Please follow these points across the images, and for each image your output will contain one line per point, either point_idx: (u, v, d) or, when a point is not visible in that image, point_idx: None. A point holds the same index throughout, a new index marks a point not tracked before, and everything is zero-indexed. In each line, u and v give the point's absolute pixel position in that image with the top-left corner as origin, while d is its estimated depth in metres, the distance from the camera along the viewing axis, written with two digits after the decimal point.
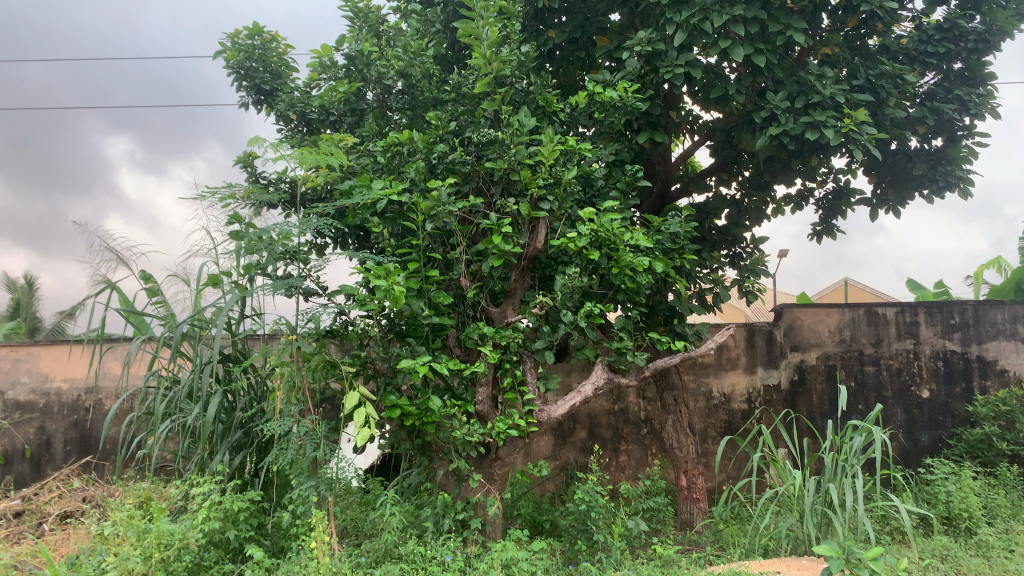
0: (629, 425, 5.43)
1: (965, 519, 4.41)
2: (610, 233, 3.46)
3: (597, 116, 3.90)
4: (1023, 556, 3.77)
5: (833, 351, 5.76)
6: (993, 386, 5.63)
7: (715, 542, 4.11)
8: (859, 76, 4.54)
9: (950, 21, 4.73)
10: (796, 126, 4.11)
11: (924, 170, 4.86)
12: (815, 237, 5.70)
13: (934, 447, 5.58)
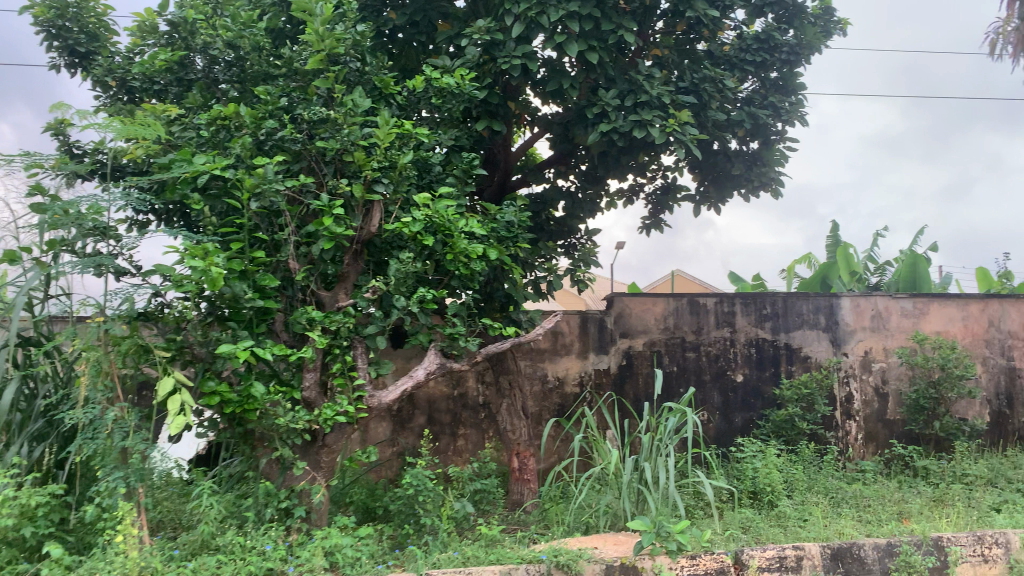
0: (467, 409, 5.48)
1: (768, 492, 4.82)
2: (445, 219, 3.47)
3: (435, 102, 3.89)
4: (813, 524, 4.17)
5: (659, 337, 6.08)
6: (796, 371, 6.16)
7: (540, 521, 4.25)
8: (685, 79, 4.81)
9: (767, 33, 5.10)
10: (625, 124, 4.33)
11: (741, 171, 5.26)
12: (645, 230, 6.00)
13: (745, 427, 6.04)
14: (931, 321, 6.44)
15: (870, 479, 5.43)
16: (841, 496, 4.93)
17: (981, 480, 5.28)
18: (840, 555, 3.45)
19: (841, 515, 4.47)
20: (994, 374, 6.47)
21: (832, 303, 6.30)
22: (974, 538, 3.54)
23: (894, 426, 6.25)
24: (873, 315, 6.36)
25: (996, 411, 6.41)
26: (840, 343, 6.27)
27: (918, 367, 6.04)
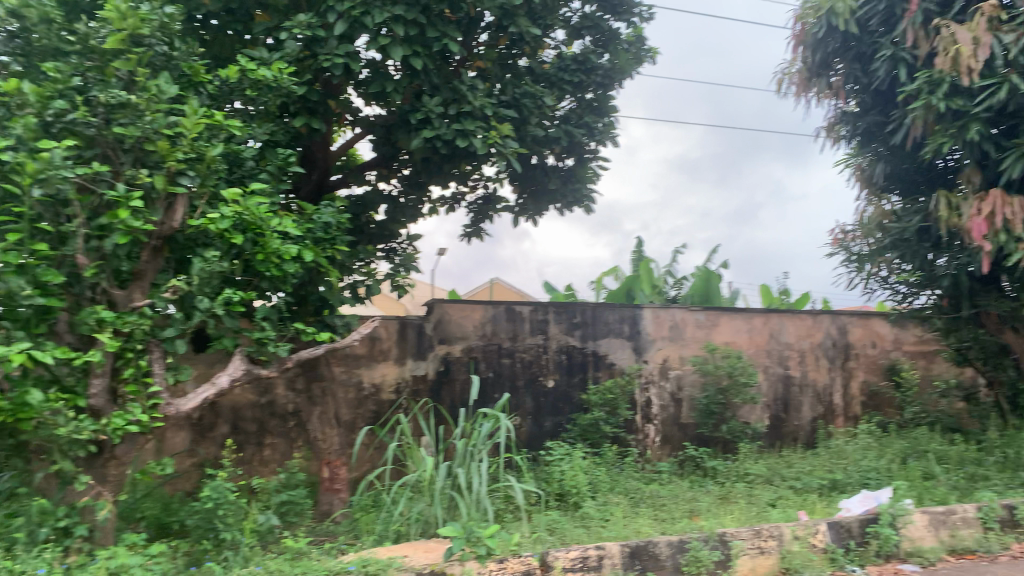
0: (275, 418, 5.25)
1: (574, 494, 5.02)
2: (256, 217, 3.34)
3: (249, 94, 3.72)
4: (614, 524, 4.39)
5: (476, 344, 6.15)
6: (603, 377, 6.47)
7: (349, 531, 4.16)
8: (506, 92, 4.90)
9: (584, 55, 5.36)
10: (447, 131, 4.36)
11: (557, 186, 5.51)
12: (466, 239, 6.05)
13: (554, 432, 6.26)
14: (721, 332, 7.00)
15: (666, 480, 5.79)
16: (640, 496, 5.23)
17: (760, 478, 5.80)
18: (636, 553, 3.66)
19: (640, 514, 4.74)
20: (773, 381, 7.14)
21: (635, 314, 6.68)
22: (752, 533, 3.82)
23: (687, 429, 6.72)
24: (670, 326, 6.82)
25: (774, 415, 7.07)
26: (642, 351, 6.66)
27: (709, 375, 6.55)
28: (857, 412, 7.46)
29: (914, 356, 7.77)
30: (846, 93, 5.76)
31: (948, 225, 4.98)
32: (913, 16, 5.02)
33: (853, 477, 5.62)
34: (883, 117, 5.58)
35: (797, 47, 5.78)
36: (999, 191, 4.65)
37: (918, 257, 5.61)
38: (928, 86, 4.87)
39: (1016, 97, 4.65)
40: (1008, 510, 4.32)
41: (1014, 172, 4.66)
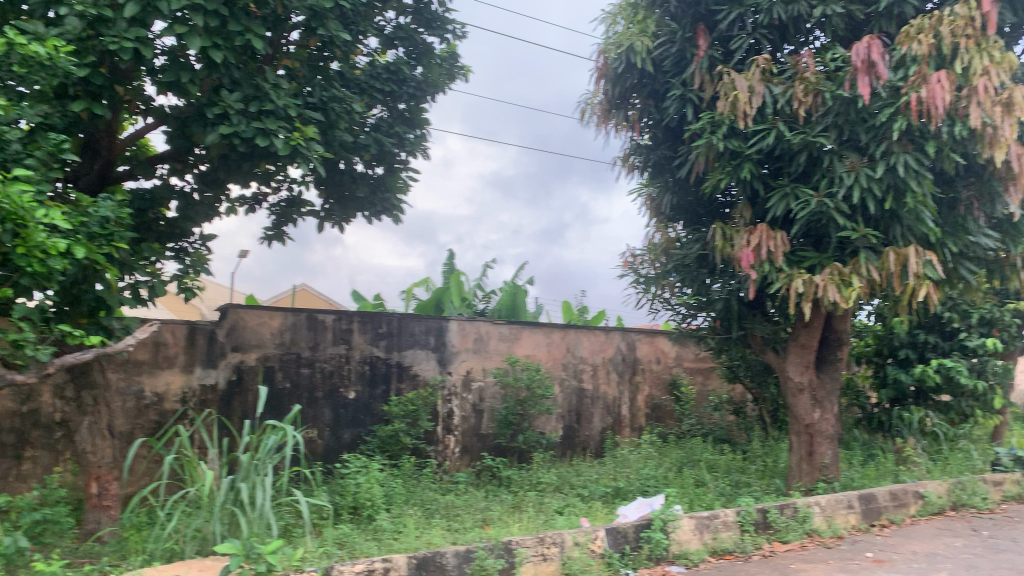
0: (37, 429, 4.76)
1: (368, 507, 4.95)
2: (18, 206, 3.03)
3: (18, 70, 3.37)
4: (407, 535, 4.38)
5: (273, 353, 5.92)
6: (405, 389, 6.46)
7: (116, 551, 3.85)
8: (314, 94, 4.78)
9: (397, 65, 5.35)
10: (247, 129, 4.18)
11: (364, 194, 5.46)
12: (266, 242, 5.82)
13: (352, 444, 6.15)
14: (523, 346, 7.21)
15: (461, 490, 5.86)
16: (434, 507, 5.25)
17: (550, 487, 6.02)
18: (423, 565, 3.67)
19: (432, 525, 4.76)
20: (568, 394, 7.46)
21: (440, 326, 6.73)
22: (537, 539, 3.97)
23: (486, 440, 6.85)
24: (475, 338, 6.93)
25: (567, 426, 7.39)
26: (445, 363, 6.72)
27: (509, 386, 6.75)
28: (642, 423, 7.97)
29: (694, 372, 8.42)
30: (641, 126, 6.17)
31: (723, 254, 5.47)
32: (700, 61, 5.47)
33: (634, 485, 5.99)
34: (672, 151, 6.06)
35: (599, 79, 6.12)
36: (765, 225, 5.14)
37: (696, 281, 6.09)
38: (710, 126, 5.33)
39: (781, 143, 5.19)
40: (762, 513, 4.78)
41: (778, 210, 5.21)
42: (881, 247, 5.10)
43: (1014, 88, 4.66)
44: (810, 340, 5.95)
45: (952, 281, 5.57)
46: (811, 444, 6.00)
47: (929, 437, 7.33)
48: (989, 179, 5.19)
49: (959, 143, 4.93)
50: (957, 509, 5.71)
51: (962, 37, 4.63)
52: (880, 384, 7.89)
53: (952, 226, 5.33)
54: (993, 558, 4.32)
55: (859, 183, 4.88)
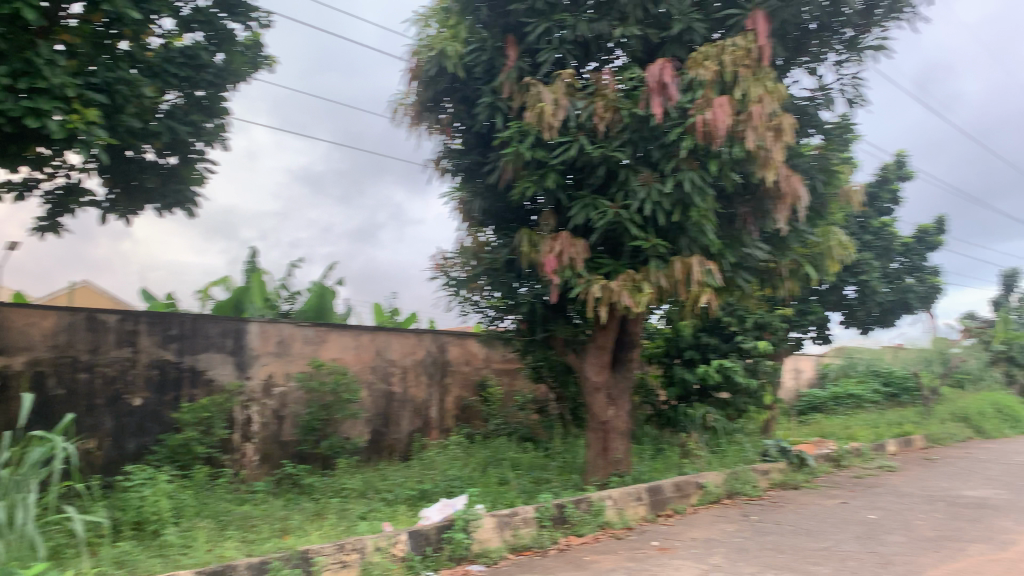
0: None
1: (153, 522, 4.61)
2: None
3: None
4: (196, 550, 4.12)
5: (45, 356, 5.36)
6: (199, 395, 6.07)
7: None
8: (96, 75, 4.40)
9: (193, 50, 5.03)
10: (14, 108, 3.77)
11: (154, 184, 5.09)
12: (38, 233, 5.26)
13: (138, 454, 5.69)
14: (329, 348, 7.01)
15: (259, 500, 5.60)
16: (229, 518, 4.98)
17: (353, 492, 5.91)
18: None
19: (225, 538, 4.50)
20: (375, 397, 7.35)
21: (239, 327, 6.39)
22: (336, 547, 3.88)
23: (288, 447, 6.57)
24: (278, 341, 6.64)
25: (374, 429, 7.28)
26: (244, 367, 6.39)
27: (313, 392, 6.71)
28: (450, 425, 8.02)
29: (501, 373, 8.60)
30: (452, 130, 6.23)
31: (528, 259, 5.64)
32: (509, 71, 5.61)
33: (439, 486, 6.02)
34: (482, 157, 6.16)
35: (412, 81, 6.11)
36: (567, 233, 5.41)
37: (502, 285, 6.22)
38: (517, 134, 5.47)
39: (583, 155, 5.43)
40: (559, 509, 4.98)
41: (579, 219, 5.45)
42: (669, 256, 5.47)
43: (783, 117, 5.18)
44: (607, 342, 6.27)
45: (730, 288, 6.09)
46: (605, 440, 6.33)
47: (710, 431, 7.97)
48: (761, 197, 5.73)
49: (737, 163, 5.40)
50: (732, 496, 6.24)
51: (741, 67, 5.09)
52: (669, 383, 8.45)
53: (730, 239, 5.82)
54: (759, 540, 4.77)
55: (650, 196, 5.22)
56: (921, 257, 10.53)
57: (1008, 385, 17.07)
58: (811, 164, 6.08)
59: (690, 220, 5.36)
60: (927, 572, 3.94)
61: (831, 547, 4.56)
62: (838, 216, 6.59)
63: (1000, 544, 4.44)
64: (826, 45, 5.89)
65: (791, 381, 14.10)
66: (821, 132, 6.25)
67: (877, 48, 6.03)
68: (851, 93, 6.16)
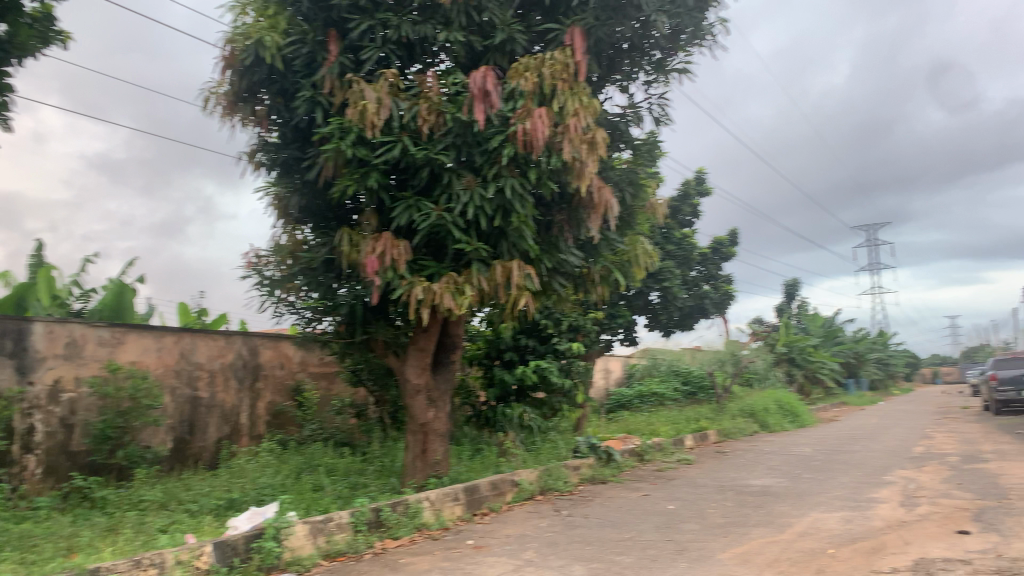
0: None
1: None
2: None
3: None
4: None
5: None
6: None
7: None
8: None
9: None
10: None
11: None
12: None
13: None
14: (127, 351, 6.51)
15: (41, 516, 5.09)
16: (4, 539, 4.48)
17: (153, 505, 5.51)
18: None
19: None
20: (179, 403, 6.91)
21: (21, 327, 5.78)
22: (131, 563, 3.61)
23: (76, 459, 6.03)
24: (67, 343, 6.07)
25: (178, 437, 6.84)
26: (26, 371, 5.78)
27: (108, 398, 6.16)
28: (262, 431, 7.69)
29: (317, 377, 8.38)
30: (269, 123, 5.98)
31: (349, 260, 5.53)
32: (330, 67, 5.49)
33: (249, 495, 5.75)
34: (301, 153, 5.97)
35: (226, 69, 5.80)
36: (389, 234, 5.34)
37: (321, 285, 6.04)
38: (339, 131, 5.35)
39: (406, 156, 5.41)
40: (375, 512, 4.93)
41: (401, 220, 5.41)
42: (490, 260, 5.57)
43: (597, 130, 5.45)
44: (428, 344, 6.26)
45: (547, 292, 6.30)
46: (425, 442, 6.33)
47: (526, 430, 8.21)
48: (576, 206, 5.99)
49: (555, 173, 5.61)
50: (544, 493, 6.46)
51: (559, 80, 5.30)
52: (487, 384, 8.58)
53: (547, 245, 6.03)
54: (569, 534, 4.97)
55: (472, 201, 5.30)
56: (717, 266, 11.44)
57: (788, 383, 18.93)
58: (621, 176, 6.44)
59: (510, 225, 5.49)
60: (717, 556, 4.28)
61: (634, 537, 4.84)
62: (645, 226, 7.00)
63: (778, 527, 4.92)
64: (637, 65, 6.26)
65: (601, 381, 14.81)
66: (631, 147, 6.63)
67: (681, 71, 6.49)
68: (658, 112, 6.58)
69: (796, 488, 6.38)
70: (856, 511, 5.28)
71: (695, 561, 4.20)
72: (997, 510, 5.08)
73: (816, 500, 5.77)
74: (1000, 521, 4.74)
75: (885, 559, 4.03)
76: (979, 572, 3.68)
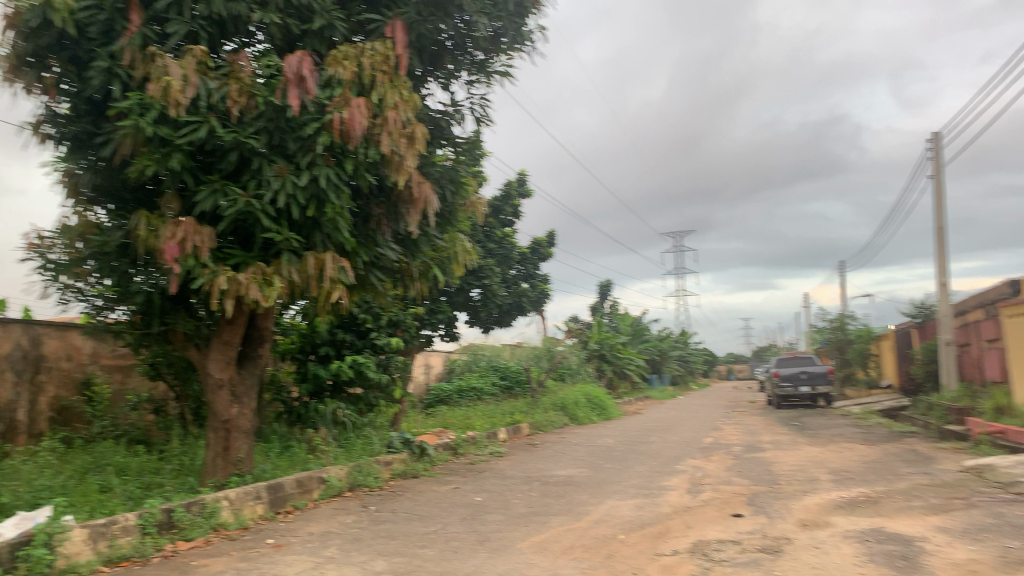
0: None
1: None
2: None
3: None
4: None
5: None
6: None
7: None
8: None
9: None
10: None
11: None
12: None
13: None
14: None
15: None
16: None
17: None
18: None
19: None
20: None
21: None
22: None
23: None
24: None
25: None
26: None
27: None
28: (42, 428, 6.99)
29: (111, 370, 7.78)
30: (58, 92, 5.48)
31: (146, 245, 5.16)
32: (131, 37, 5.11)
33: (22, 499, 5.23)
34: (95, 127, 5.52)
35: (7, 29, 5.25)
36: (192, 220, 5.05)
37: (115, 272, 5.61)
38: (138, 107, 4.99)
39: (213, 138, 5.15)
40: (166, 514, 4.66)
41: (206, 205, 5.13)
42: (302, 251, 5.41)
43: (416, 125, 5.44)
44: (233, 337, 6.01)
45: (362, 286, 6.23)
46: (228, 439, 6.05)
47: (340, 426, 7.97)
48: (395, 200, 5.96)
49: (373, 166, 5.55)
50: (353, 489, 6.38)
51: (378, 71, 5.25)
52: (300, 379, 8.28)
53: (364, 238, 5.96)
54: (374, 529, 4.95)
55: (284, 189, 5.13)
56: (535, 266, 11.81)
57: (599, 377, 19.87)
58: (442, 173, 6.47)
59: (323, 216, 5.36)
60: (516, 545, 4.43)
61: (439, 530, 4.90)
62: (465, 224, 7.06)
63: (576, 515, 5.16)
64: (458, 64, 6.32)
65: (420, 376, 14.81)
66: (452, 145, 6.69)
67: (503, 74, 6.64)
68: (479, 112, 6.69)
69: (596, 477, 6.73)
70: (648, 498, 5.65)
71: (495, 551, 4.32)
72: (767, 494, 5.63)
73: (613, 489, 6.11)
74: (769, 504, 5.25)
75: (668, 542, 4.34)
76: (746, 551, 4.06)
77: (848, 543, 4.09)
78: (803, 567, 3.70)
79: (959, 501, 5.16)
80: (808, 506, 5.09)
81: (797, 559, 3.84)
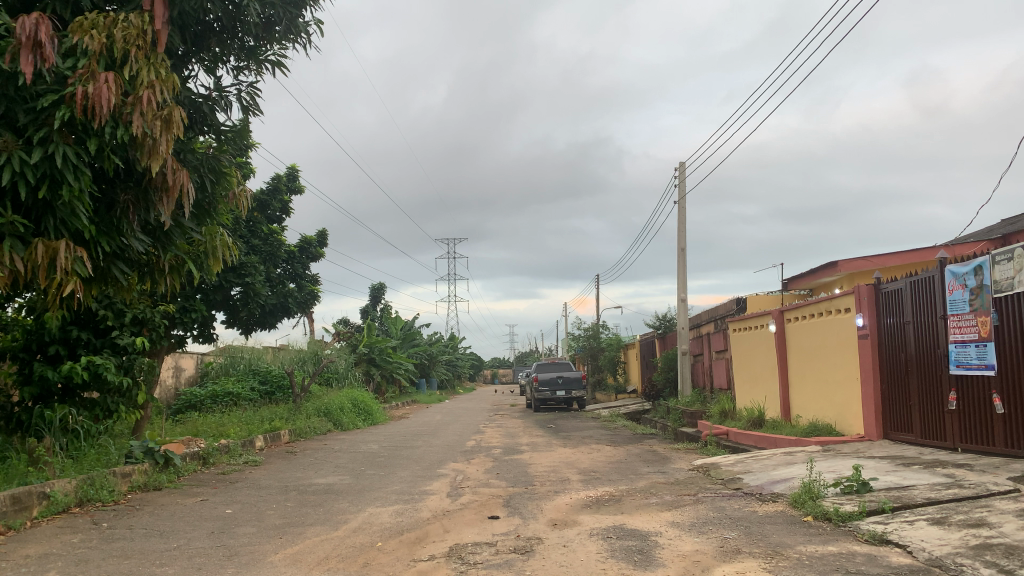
0: None
1: None
2: None
3: None
4: None
5: None
6: None
7: None
8: None
9: None
10: None
11: None
12: None
13: None
14: None
15: None
16: None
17: None
18: None
19: None
20: None
21: None
22: None
23: None
24: None
25: None
26: None
27: None
28: None
29: None
30: None
31: None
32: None
33: None
34: None
35: None
36: None
37: None
38: None
39: None
40: None
41: None
42: (28, 238, 4.73)
43: (173, 108, 5.05)
44: None
45: (103, 281, 5.58)
46: None
47: (70, 435, 7.12)
48: (146, 187, 5.42)
49: (120, 147, 5.00)
50: (82, 505, 5.75)
51: (132, 46, 4.81)
52: (23, 382, 7.23)
53: (107, 226, 5.31)
54: (105, 548, 4.48)
55: (10, 164, 4.44)
56: (303, 266, 11.45)
57: (366, 382, 19.60)
58: (201, 161, 6.01)
59: (58, 199, 4.73)
60: (268, 558, 4.22)
61: (182, 546, 4.54)
62: (225, 217, 6.59)
63: (334, 524, 5.03)
64: (227, 48, 5.95)
65: (171, 379, 13.68)
66: (214, 132, 6.30)
67: (275, 64, 6.35)
68: (247, 101, 6.34)
69: (357, 484, 6.62)
70: (407, 504, 5.64)
71: (244, 565, 4.08)
72: (522, 495, 5.85)
73: (374, 496, 6.04)
74: (524, 505, 5.45)
75: (426, 548, 4.35)
76: (499, 553, 4.17)
77: (593, 540, 4.35)
78: (551, 566, 3.87)
79: (688, 497, 5.70)
80: (558, 506, 5.35)
81: (547, 558, 4.02)
